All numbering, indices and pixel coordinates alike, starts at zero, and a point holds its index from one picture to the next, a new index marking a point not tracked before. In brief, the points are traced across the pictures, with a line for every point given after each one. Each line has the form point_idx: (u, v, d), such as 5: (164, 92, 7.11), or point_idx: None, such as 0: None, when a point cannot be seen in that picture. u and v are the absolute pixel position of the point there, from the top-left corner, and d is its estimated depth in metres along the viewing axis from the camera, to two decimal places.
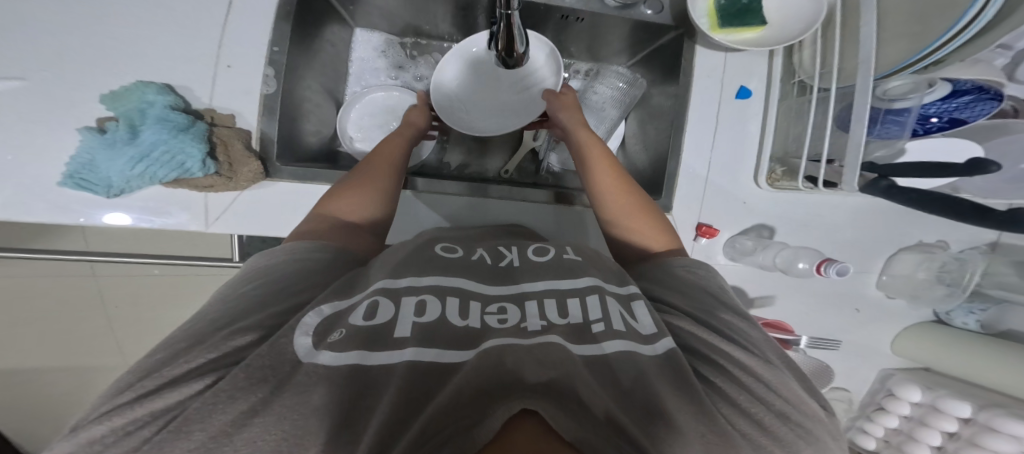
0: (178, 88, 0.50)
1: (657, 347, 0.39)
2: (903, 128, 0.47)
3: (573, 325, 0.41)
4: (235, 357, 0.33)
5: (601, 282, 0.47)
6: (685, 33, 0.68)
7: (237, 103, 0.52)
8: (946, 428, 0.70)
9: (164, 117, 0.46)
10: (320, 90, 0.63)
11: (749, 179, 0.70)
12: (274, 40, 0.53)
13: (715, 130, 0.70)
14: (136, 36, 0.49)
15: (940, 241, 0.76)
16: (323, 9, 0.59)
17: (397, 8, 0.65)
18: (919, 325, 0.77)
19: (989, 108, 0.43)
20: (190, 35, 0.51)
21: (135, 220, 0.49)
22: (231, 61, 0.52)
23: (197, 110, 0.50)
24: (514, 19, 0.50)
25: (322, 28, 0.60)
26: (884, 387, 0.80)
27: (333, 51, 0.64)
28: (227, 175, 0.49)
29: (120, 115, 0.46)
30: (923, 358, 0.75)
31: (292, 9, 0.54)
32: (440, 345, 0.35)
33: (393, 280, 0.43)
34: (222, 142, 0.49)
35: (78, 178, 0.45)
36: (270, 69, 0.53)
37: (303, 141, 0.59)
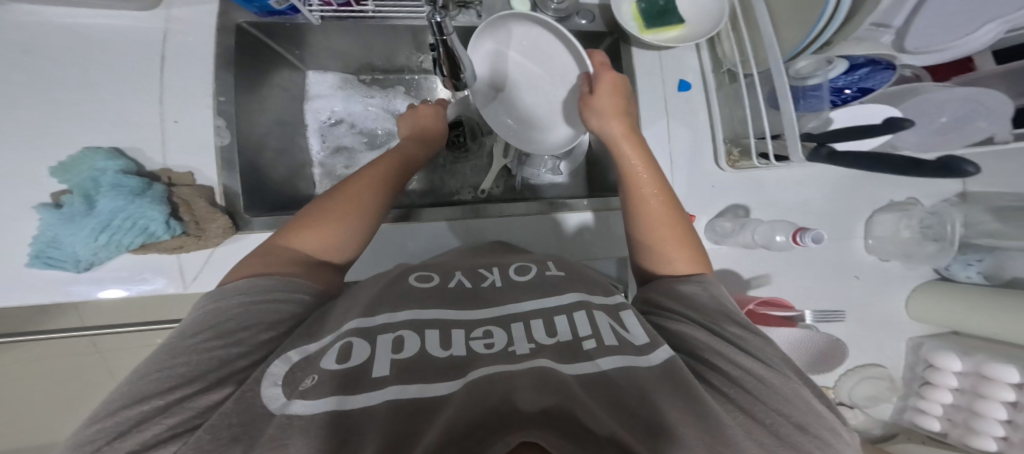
0: (129, 150, 0.53)
1: (654, 357, 0.40)
2: (822, 100, 0.50)
3: (563, 344, 0.42)
4: (199, 416, 0.33)
5: (587, 296, 0.49)
6: (620, 38, 0.71)
7: (193, 160, 0.55)
8: (1005, 397, 0.65)
9: (117, 183, 0.48)
10: (278, 136, 0.67)
11: (710, 163, 0.71)
12: (219, 90, 0.57)
13: (668, 122, 0.71)
14: (84, 107, 0.53)
15: (911, 198, 0.74)
16: (268, 58, 0.64)
17: (341, 48, 0.70)
18: (929, 284, 0.75)
19: (887, 77, 0.49)
20: (138, 98, 0.55)
21: (111, 290, 0.52)
22: (177, 116, 0.55)
23: (153, 171, 0.53)
24: (452, 43, 0.52)
25: (269, 73, 0.65)
26: (921, 359, 0.76)
27: (285, 94, 0.69)
28: (194, 234, 0.52)
29: (74, 187, 0.48)
30: (943, 319, 0.72)
31: (231, 58, 0.58)
32: (423, 380, 0.36)
33: (368, 319, 0.43)
34: (184, 201, 0.51)
35: (45, 257, 0.48)
36: (220, 119, 0.56)
37: (266, 189, 0.62)
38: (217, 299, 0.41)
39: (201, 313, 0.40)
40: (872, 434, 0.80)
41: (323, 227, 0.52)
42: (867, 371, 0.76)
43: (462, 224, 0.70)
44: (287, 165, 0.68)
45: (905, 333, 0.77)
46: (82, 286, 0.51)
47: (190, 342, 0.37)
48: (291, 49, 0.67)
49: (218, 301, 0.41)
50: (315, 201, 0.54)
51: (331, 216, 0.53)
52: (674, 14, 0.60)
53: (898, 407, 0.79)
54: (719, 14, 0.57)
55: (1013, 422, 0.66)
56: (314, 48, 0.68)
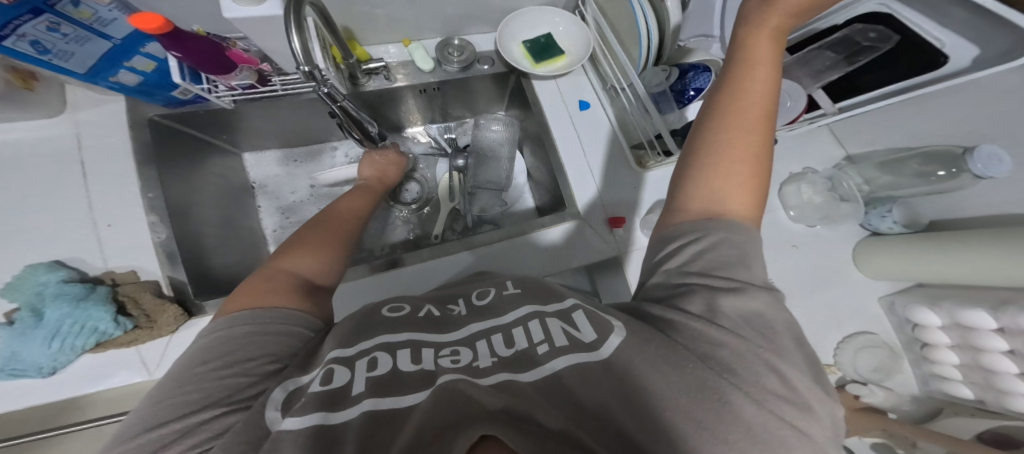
0: (70, 260, 0.57)
1: (603, 351, 0.39)
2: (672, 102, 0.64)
3: (519, 354, 0.42)
4: (206, 442, 0.35)
5: (539, 307, 0.49)
6: (521, 73, 0.79)
7: (132, 258, 0.59)
8: (999, 347, 0.58)
9: (60, 291, 0.52)
10: (215, 218, 0.72)
11: (623, 166, 0.76)
12: (147, 188, 0.62)
13: (579, 138, 0.77)
14: (27, 230, 0.58)
15: (807, 168, 0.82)
16: (197, 146, 0.72)
17: (266, 127, 0.78)
18: (868, 240, 0.77)
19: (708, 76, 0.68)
20: (72, 210, 0.60)
21: (65, 392, 0.54)
22: (109, 219, 0.60)
23: (96, 276, 0.57)
24: (349, 106, 0.58)
25: (203, 160, 0.73)
26: (903, 317, 0.75)
27: (222, 180, 0.76)
28: (146, 326, 0.55)
29: (22, 304, 0.52)
30: (893, 271, 0.73)
31: (149, 154, 0.63)
32: (394, 393, 0.37)
33: (345, 349, 0.43)
34: (131, 298, 0.55)
35: (9, 370, 0.52)
36: (154, 214, 0.61)
37: (212, 271, 0.66)
38: (226, 328, 0.44)
39: (213, 343, 0.42)
40: (910, 412, 0.74)
41: (310, 257, 0.56)
42: (858, 339, 0.76)
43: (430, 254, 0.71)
44: (231, 244, 0.72)
45: (856, 290, 0.79)
46: (40, 393, 0.54)
47: (201, 371, 0.39)
48: (218, 134, 0.74)
49: (228, 330, 0.43)
50: (294, 239, 0.59)
51: (313, 248, 0.58)
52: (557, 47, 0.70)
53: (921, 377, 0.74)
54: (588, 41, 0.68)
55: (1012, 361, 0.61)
56: (241, 132, 0.76)
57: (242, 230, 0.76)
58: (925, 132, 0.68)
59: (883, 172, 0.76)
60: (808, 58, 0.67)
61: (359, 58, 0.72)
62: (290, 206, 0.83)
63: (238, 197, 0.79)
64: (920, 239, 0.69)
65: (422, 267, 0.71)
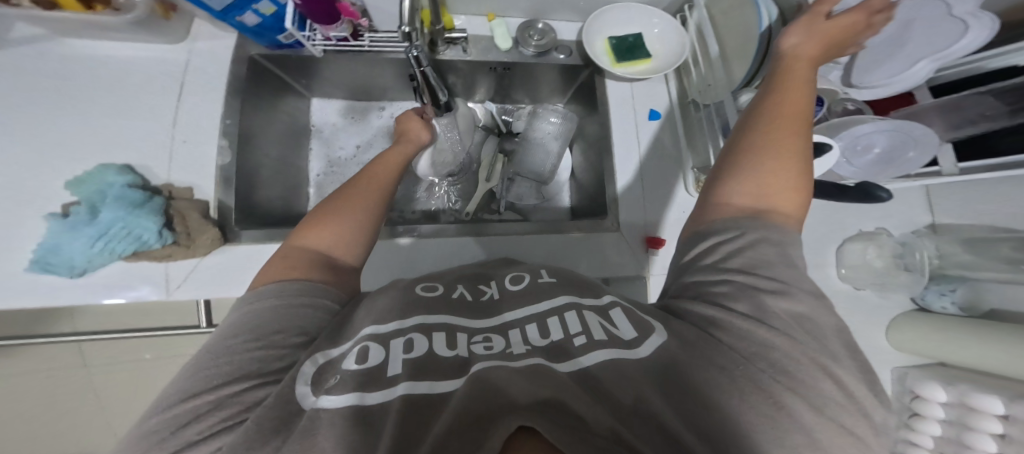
0: (138, 167, 0.58)
1: (641, 351, 0.37)
2: None
3: (554, 344, 0.40)
4: (244, 409, 0.36)
5: (578, 298, 0.47)
6: (596, 70, 0.77)
7: (195, 177, 0.60)
8: (991, 428, 0.65)
9: (121, 194, 0.52)
10: (276, 155, 0.72)
11: (677, 188, 0.73)
12: (227, 114, 0.63)
13: (640, 149, 0.74)
14: (104, 129, 0.59)
15: (880, 229, 0.77)
16: (275, 87, 0.72)
17: (338, 76, 0.77)
18: (906, 314, 0.76)
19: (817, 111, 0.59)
20: (156, 121, 0.61)
21: (90, 297, 0.54)
22: (186, 136, 0.61)
23: (156, 186, 0.58)
24: (429, 73, 0.57)
25: (279, 100, 0.73)
26: (905, 386, 0.78)
27: (289, 119, 0.76)
28: (184, 244, 0.55)
29: (84, 198, 0.53)
30: (920, 349, 0.74)
31: (240, 87, 0.64)
32: (430, 377, 0.37)
33: (380, 325, 0.43)
34: (179, 213, 0.55)
35: (44, 262, 0.51)
36: (225, 140, 0.62)
37: (260, 207, 0.67)
38: (254, 305, 0.43)
39: (242, 321, 0.42)
40: None
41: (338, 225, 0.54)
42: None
43: (460, 242, 0.71)
44: (282, 183, 0.73)
45: (881, 360, 0.78)
46: (66, 291, 0.53)
47: (231, 344, 0.39)
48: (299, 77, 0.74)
49: (256, 307, 0.43)
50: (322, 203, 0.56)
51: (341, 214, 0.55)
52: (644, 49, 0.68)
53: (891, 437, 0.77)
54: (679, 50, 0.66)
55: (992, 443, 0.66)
56: (318, 79, 0.76)
57: (292, 173, 0.76)
58: None
59: (966, 250, 0.72)
60: (965, 105, 0.54)
61: (446, 26, 0.70)
62: (338, 159, 0.82)
63: (297, 139, 0.78)
64: (963, 323, 0.70)
65: (450, 245, 0.70)
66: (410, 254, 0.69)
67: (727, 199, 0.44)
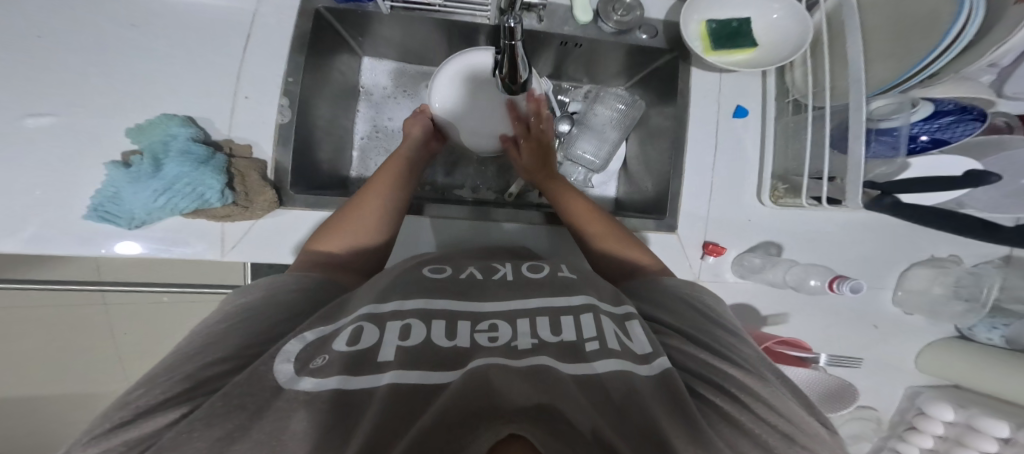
0: (199, 120, 0.55)
1: (654, 366, 0.40)
2: (897, 149, 0.51)
3: (567, 343, 0.41)
4: (212, 386, 0.35)
5: (595, 300, 0.48)
6: (680, 55, 0.71)
7: (255, 134, 0.56)
8: (986, 449, 0.68)
9: (187, 149, 0.49)
10: (330, 115, 0.68)
11: (751, 196, 0.71)
12: (290, 71, 0.57)
13: (715, 151, 0.71)
14: (158, 72, 0.54)
15: (952, 256, 0.76)
16: (332, 41, 0.65)
17: (403, 37, 0.71)
18: (945, 340, 0.76)
19: (973, 129, 0.50)
20: (214, 72, 0.56)
21: (145, 250, 0.52)
22: (249, 93, 0.56)
23: (217, 141, 0.54)
24: (519, 49, 0.52)
25: (332, 58, 0.66)
26: (913, 405, 0.77)
27: (342, 79, 0.71)
28: (243, 205, 0.52)
29: (146, 148, 0.50)
30: (947, 373, 0.74)
31: (305, 41, 0.58)
32: (421, 368, 0.36)
33: (379, 306, 0.44)
34: (240, 173, 0.52)
35: (102, 211, 0.49)
36: (285, 99, 0.57)
37: (315, 171, 0.64)
38: (248, 297, 0.44)
39: (231, 311, 0.42)
40: None
41: (346, 234, 0.55)
42: (858, 411, 0.77)
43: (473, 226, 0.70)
44: (336, 147, 0.70)
45: (911, 384, 0.78)
46: (123, 241, 0.52)
47: (226, 325, 0.40)
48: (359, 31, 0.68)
49: (251, 300, 0.44)
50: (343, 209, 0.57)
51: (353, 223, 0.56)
52: (748, 38, 0.64)
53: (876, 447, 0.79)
54: (791, 42, 0.61)
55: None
56: (376, 38, 0.71)
57: (340, 136, 0.72)
58: None
59: None
60: None
61: None
62: (384, 128, 0.78)
63: (348, 99, 0.74)
64: (997, 356, 0.71)
65: (466, 230, 0.69)
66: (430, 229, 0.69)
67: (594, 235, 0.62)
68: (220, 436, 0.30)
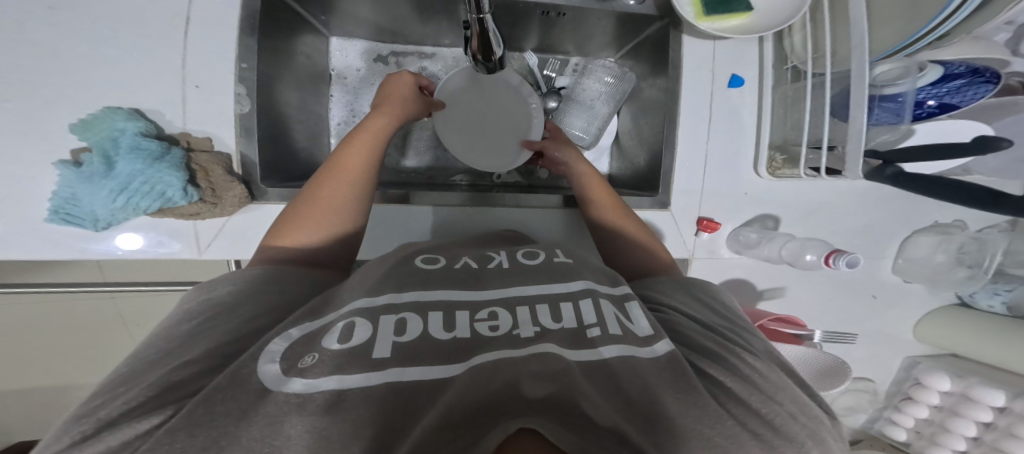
0: (149, 112, 0.52)
1: (658, 349, 0.38)
2: (902, 115, 0.48)
3: (568, 330, 0.39)
4: (184, 391, 0.30)
5: (595, 284, 0.46)
6: (671, 23, 0.66)
7: (213, 125, 0.53)
8: (980, 418, 0.69)
9: (136, 145, 0.47)
10: (296, 100, 0.65)
11: (748, 169, 0.68)
12: (242, 55, 0.54)
13: (709, 122, 0.68)
14: (96, 59, 0.50)
15: (957, 222, 0.72)
16: (290, 21, 0.61)
17: (373, 14, 0.67)
18: (941, 310, 0.73)
19: (985, 91, 0.46)
20: (160, 60, 0.52)
21: (132, 251, 0.52)
22: (198, 81, 0.53)
23: (173, 135, 0.52)
24: (488, 23, 0.49)
25: (293, 40, 0.62)
26: (909, 375, 0.76)
27: (308, 62, 0.67)
28: (210, 201, 0.51)
29: (93, 145, 0.47)
30: (944, 344, 0.72)
31: (256, 23, 0.54)
32: (424, 363, 0.34)
33: (372, 299, 0.41)
34: (202, 168, 0.50)
35: (65, 214, 0.47)
36: (241, 87, 0.54)
37: (287, 162, 0.61)
38: (216, 292, 0.41)
39: (198, 308, 0.40)
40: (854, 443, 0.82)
41: (317, 216, 0.51)
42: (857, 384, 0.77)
43: (471, 212, 0.68)
44: (309, 134, 0.67)
45: (909, 353, 0.77)
46: (96, 244, 0.51)
47: (191, 327, 0.37)
48: (318, 9, 0.64)
49: (217, 295, 0.41)
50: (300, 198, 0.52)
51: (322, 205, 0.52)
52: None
53: (872, 416, 0.82)
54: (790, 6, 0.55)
55: (979, 439, 0.70)
56: (340, 16, 0.67)
57: (314, 122, 0.69)
58: None
59: None
60: None
61: None
62: (364, 113, 0.74)
63: (316, 82, 0.70)
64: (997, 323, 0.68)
65: (463, 216, 0.68)
66: (412, 215, 0.66)
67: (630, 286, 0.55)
68: (203, 445, 0.26)
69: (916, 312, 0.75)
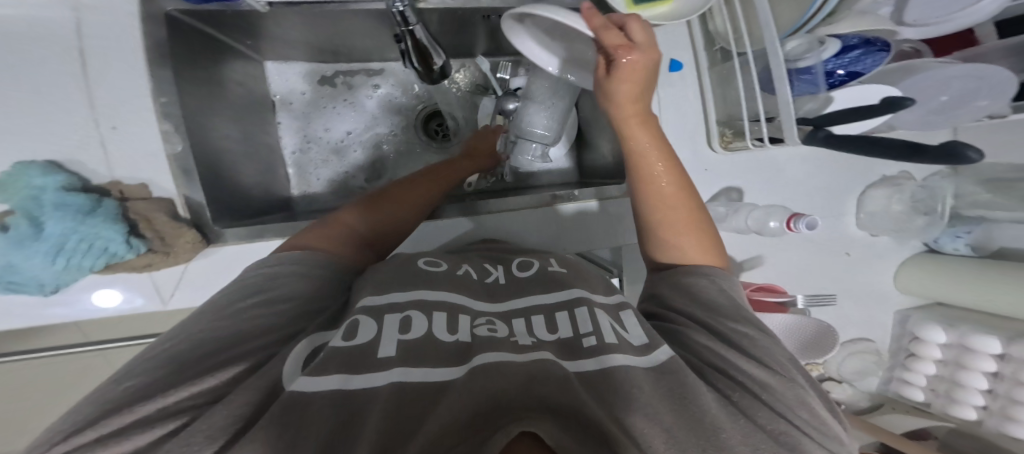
0: (67, 162, 0.50)
1: (657, 357, 0.38)
2: (817, 85, 0.50)
3: (564, 340, 0.40)
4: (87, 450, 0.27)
5: (590, 294, 0.47)
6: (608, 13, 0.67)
7: (144, 169, 0.52)
8: (986, 368, 0.69)
9: (62, 202, 0.45)
10: (235, 131, 0.63)
11: (703, 146, 0.69)
12: (158, 89, 0.52)
13: (660, 102, 0.68)
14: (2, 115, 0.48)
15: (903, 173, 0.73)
16: (212, 49, 0.59)
17: (303, 35, 0.65)
18: (922, 256, 0.74)
19: (881, 58, 0.48)
20: (70, 105, 0.49)
21: (88, 311, 0.51)
22: (115, 122, 0.51)
23: (101, 186, 0.50)
24: (421, 34, 0.48)
25: (218, 67, 0.60)
26: (907, 331, 0.78)
27: (240, 89, 0.65)
28: (162, 250, 0.50)
29: (14, 207, 0.45)
30: (924, 290, 0.73)
31: (165, 50, 0.52)
32: (426, 364, 0.35)
33: (380, 299, 0.42)
34: (145, 218, 0.49)
35: (7, 284, 0.46)
36: (166, 123, 0.52)
37: (234, 198, 0.60)
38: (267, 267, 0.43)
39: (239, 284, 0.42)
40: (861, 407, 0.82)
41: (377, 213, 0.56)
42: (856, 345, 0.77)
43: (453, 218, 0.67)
44: (257, 167, 0.66)
45: (890, 304, 0.78)
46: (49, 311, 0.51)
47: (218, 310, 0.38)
48: (242, 37, 0.62)
49: (268, 270, 0.43)
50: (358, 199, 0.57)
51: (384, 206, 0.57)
52: None
53: (885, 378, 0.82)
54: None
55: (994, 392, 0.70)
56: (270, 40, 0.65)
57: (262, 153, 0.68)
58: None
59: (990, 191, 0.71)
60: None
61: None
62: (317, 137, 0.75)
63: (256, 112, 0.68)
64: (975, 266, 0.69)
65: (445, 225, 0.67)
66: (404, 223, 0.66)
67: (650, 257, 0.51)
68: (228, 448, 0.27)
69: (892, 264, 0.76)
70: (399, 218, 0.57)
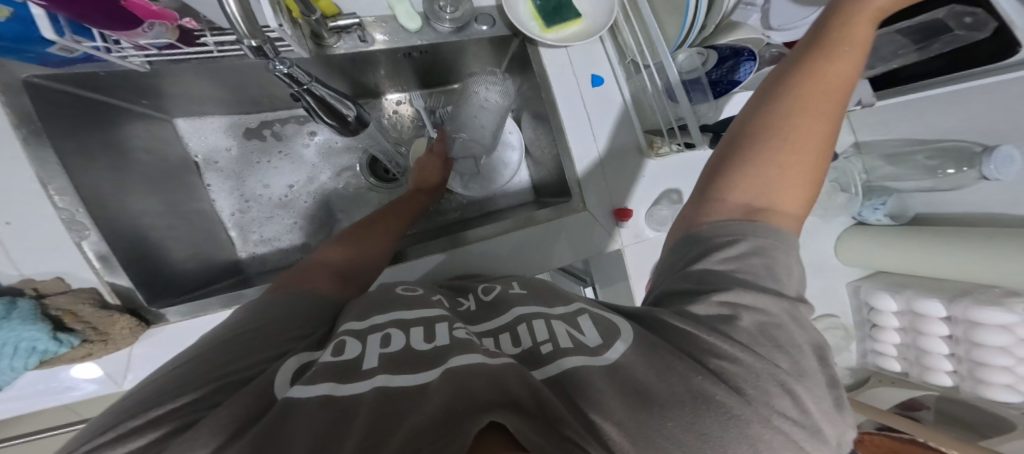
0: None
1: (609, 354, 0.36)
2: (705, 93, 0.58)
3: (524, 351, 0.39)
4: None
5: (546, 307, 0.45)
6: (526, 38, 0.69)
7: (51, 262, 0.52)
8: (940, 332, 0.69)
9: None
10: (153, 202, 0.63)
11: (636, 154, 0.71)
12: (42, 173, 0.51)
13: (588, 116, 0.71)
14: None
15: None
16: (104, 116, 0.58)
17: (210, 90, 0.65)
18: (853, 229, 0.79)
19: (752, 67, 0.55)
20: None
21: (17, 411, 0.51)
22: (7, 217, 0.50)
23: (12, 285, 0.51)
24: (317, 89, 0.52)
25: (116, 134, 0.60)
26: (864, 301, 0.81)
27: (151, 156, 0.65)
28: (98, 339, 0.51)
29: None
30: (864, 260, 0.77)
31: (37, 126, 0.50)
32: (409, 370, 0.33)
33: (359, 323, 0.40)
34: (69, 311, 0.50)
35: None
36: (63, 211, 0.52)
37: (159, 270, 0.59)
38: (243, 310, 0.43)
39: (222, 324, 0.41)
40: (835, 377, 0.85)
41: (364, 239, 0.59)
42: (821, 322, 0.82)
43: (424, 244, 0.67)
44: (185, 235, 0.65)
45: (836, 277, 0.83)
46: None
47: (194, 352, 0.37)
48: (138, 98, 0.61)
49: (247, 310, 0.43)
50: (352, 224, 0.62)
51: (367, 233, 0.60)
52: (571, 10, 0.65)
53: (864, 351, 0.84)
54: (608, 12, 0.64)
55: (957, 355, 0.68)
56: (177, 100, 0.65)
57: (191, 217, 0.68)
58: (943, 126, 0.63)
59: None
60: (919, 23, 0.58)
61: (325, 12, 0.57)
62: (256, 195, 0.75)
63: (176, 177, 0.68)
64: (898, 231, 0.72)
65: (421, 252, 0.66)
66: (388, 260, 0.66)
67: (703, 218, 0.41)
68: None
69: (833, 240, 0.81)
70: (374, 245, 0.59)
